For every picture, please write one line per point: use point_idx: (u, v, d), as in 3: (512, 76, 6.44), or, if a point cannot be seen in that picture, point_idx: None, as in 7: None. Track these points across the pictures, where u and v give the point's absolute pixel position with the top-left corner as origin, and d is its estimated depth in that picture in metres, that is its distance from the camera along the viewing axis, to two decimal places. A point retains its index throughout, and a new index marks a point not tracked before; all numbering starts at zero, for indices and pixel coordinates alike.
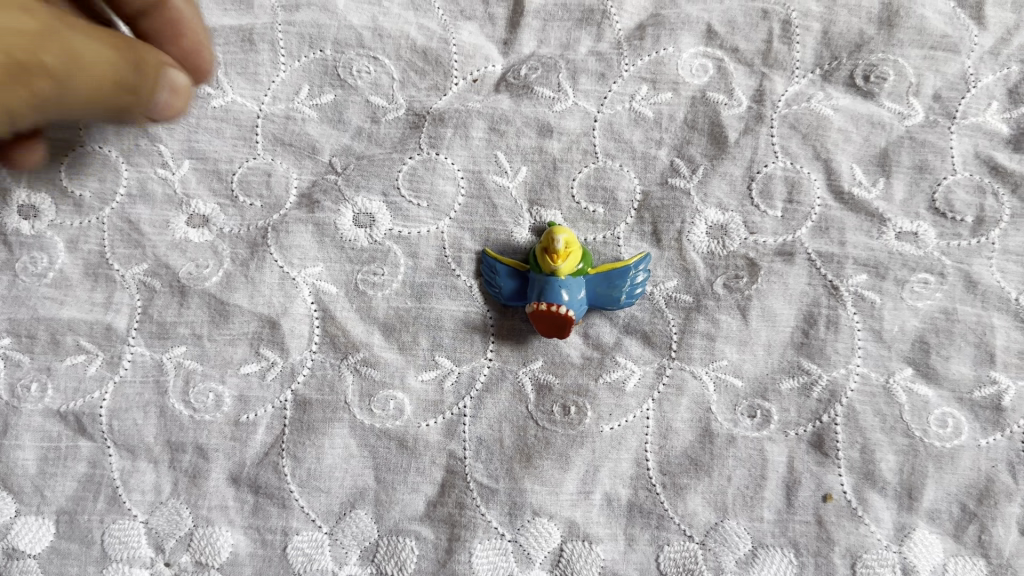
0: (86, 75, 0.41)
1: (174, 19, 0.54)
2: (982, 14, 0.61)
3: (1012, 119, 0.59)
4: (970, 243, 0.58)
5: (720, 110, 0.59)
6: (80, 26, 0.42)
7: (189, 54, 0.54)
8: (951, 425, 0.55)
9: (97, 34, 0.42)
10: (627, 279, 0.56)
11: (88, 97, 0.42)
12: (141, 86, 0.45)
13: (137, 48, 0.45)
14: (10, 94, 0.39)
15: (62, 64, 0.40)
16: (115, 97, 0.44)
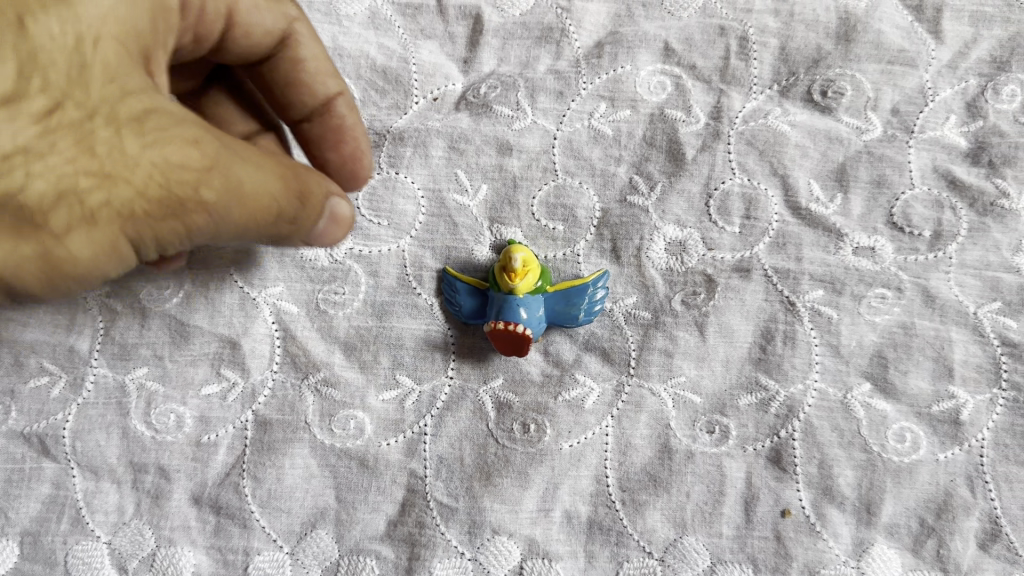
0: (240, 209, 0.42)
1: (336, 126, 0.55)
2: (940, 28, 0.61)
3: (970, 132, 0.59)
4: (928, 257, 0.58)
5: (678, 127, 0.60)
6: (251, 154, 0.43)
7: (349, 160, 0.56)
8: (909, 439, 0.56)
9: (267, 164, 0.43)
10: (585, 297, 0.56)
11: (240, 225, 0.43)
12: (277, 221, 0.44)
13: (310, 183, 0.46)
14: (168, 225, 0.42)
15: (219, 201, 0.41)
16: (264, 228, 0.44)
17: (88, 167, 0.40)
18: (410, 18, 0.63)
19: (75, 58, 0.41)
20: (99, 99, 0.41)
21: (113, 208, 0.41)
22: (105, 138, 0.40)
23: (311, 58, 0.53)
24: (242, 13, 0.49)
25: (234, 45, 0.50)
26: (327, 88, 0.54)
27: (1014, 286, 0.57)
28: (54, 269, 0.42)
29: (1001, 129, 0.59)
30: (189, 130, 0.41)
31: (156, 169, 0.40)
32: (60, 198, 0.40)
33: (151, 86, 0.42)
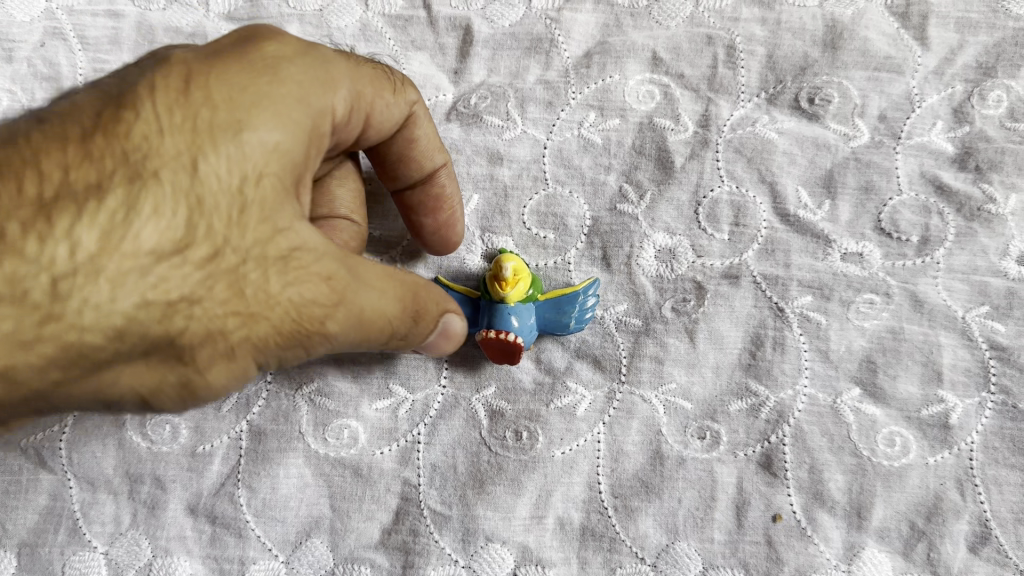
0: (361, 336, 0.46)
1: (435, 194, 0.56)
2: (926, 34, 0.61)
3: (957, 138, 0.60)
4: (915, 263, 0.58)
5: (667, 136, 0.60)
6: (377, 278, 0.46)
7: (444, 227, 0.57)
8: (899, 444, 0.56)
9: (386, 282, 0.46)
10: (576, 305, 0.56)
11: (364, 344, 0.47)
12: (403, 343, 0.48)
13: (428, 293, 0.49)
14: (295, 350, 0.44)
15: (343, 331, 0.45)
16: (386, 346, 0.48)
17: (236, 309, 0.42)
18: (400, 29, 0.63)
19: (239, 199, 0.41)
20: (251, 242, 0.42)
21: (256, 341, 0.43)
22: (246, 276, 0.42)
23: (423, 139, 0.54)
24: (378, 114, 0.50)
25: (367, 138, 0.51)
26: (434, 161, 0.55)
27: (1001, 291, 0.58)
28: (188, 394, 0.43)
29: (987, 134, 0.60)
30: (324, 267, 0.43)
31: (295, 306, 0.43)
32: (206, 339, 0.41)
33: (291, 216, 0.43)
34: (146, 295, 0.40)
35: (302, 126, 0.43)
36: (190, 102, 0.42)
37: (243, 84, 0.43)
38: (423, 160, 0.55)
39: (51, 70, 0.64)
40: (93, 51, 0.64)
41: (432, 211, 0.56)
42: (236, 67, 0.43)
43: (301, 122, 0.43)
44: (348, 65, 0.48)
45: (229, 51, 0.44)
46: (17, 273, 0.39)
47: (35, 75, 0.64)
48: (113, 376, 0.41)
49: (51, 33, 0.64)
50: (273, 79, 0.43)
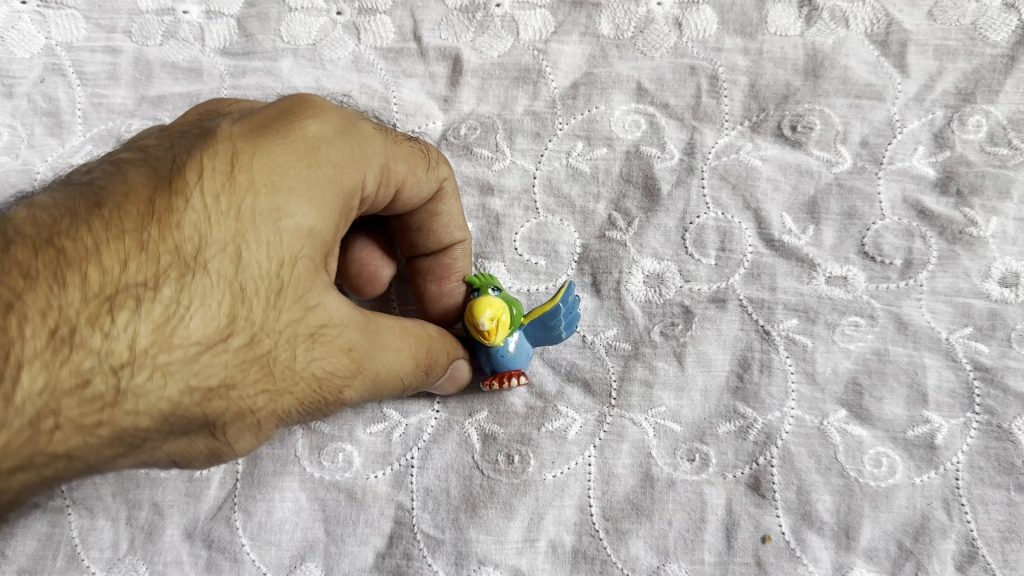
0: (375, 393, 0.50)
1: (445, 263, 0.57)
2: (905, 62, 0.63)
3: (938, 162, 0.61)
4: (899, 285, 0.59)
5: (654, 163, 0.62)
6: (394, 339, 0.50)
7: (437, 297, 0.57)
8: (886, 464, 0.57)
9: (400, 341, 0.50)
10: (559, 316, 0.54)
11: (378, 396, 0.51)
12: (409, 390, 0.53)
13: (438, 346, 0.53)
14: (310, 414, 0.49)
15: (358, 394, 0.49)
16: (395, 394, 0.53)
17: (267, 387, 0.45)
18: (392, 62, 0.65)
19: (277, 285, 0.45)
20: (286, 325, 0.45)
21: (283, 411, 0.47)
22: (280, 356, 0.45)
23: (445, 214, 0.56)
24: (407, 190, 0.52)
25: (393, 209, 0.53)
26: (453, 235, 0.57)
27: (983, 312, 0.59)
28: (217, 456, 0.47)
29: (967, 159, 0.61)
30: (346, 338, 0.47)
31: (319, 379, 0.47)
32: (239, 416, 0.45)
33: (324, 293, 0.46)
34: (194, 381, 0.43)
35: (337, 206, 0.46)
36: (233, 189, 0.44)
37: (283, 166, 0.45)
38: (440, 231, 0.56)
39: (51, 104, 0.65)
40: (93, 86, 0.65)
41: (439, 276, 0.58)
42: (278, 149, 0.46)
43: (336, 202, 0.47)
44: (379, 137, 0.51)
45: (273, 132, 0.47)
46: (80, 367, 0.40)
47: (36, 109, 0.65)
48: (159, 450, 0.44)
49: (50, 69, 0.66)
50: (313, 162, 0.46)
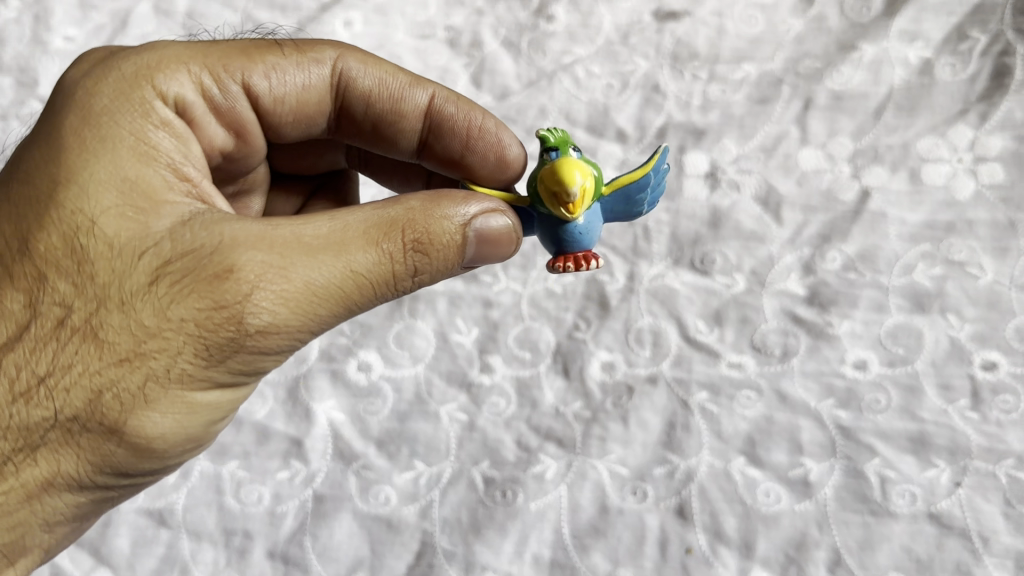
0: (312, 300, 0.55)
1: (445, 122, 0.74)
2: (781, 215, 0.90)
3: (806, 284, 0.87)
4: (779, 369, 0.84)
5: (606, 286, 0.88)
6: (309, 247, 0.55)
7: (471, 141, 0.74)
8: (774, 495, 0.79)
9: (326, 240, 0.55)
10: (642, 191, 0.61)
11: (340, 295, 0.55)
12: (381, 275, 0.56)
13: (396, 222, 0.56)
14: (241, 351, 0.55)
15: (269, 309, 0.54)
16: (367, 286, 0.56)
17: (124, 358, 0.55)
18: None
19: (90, 262, 0.55)
20: (115, 294, 0.55)
21: (167, 370, 0.55)
22: (119, 323, 0.55)
23: (366, 82, 0.72)
24: (255, 80, 0.67)
25: (291, 101, 0.70)
26: (417, 100, 0.74)
27: (843, 387, 0.83)
28: (146, 446, 0.57)
29: (827, 280, 0.87)
30: (218, 266, 0.54)
31: (188, 320, 0.54)
32: (108, 394, 0.55)
33: (147, 231, 0.56)
34: (15, 391, 0.56)
35: (127, 108, 0.60)
36: (25, 212, 0.57)
37: (60, 161, 0.57)
38: (401, 97, 0.73)
39: None
40: None
41: (454, 141, 0.74)
42: (45, 154, 0.58)
43: (125, 147, 0.58)
44: (180, 50, 0.64)
45: (47, 133, 0.59)
46: None
47: None
48: (59, 472, 0.57)
49: None
50: (93, 131, 0.58)
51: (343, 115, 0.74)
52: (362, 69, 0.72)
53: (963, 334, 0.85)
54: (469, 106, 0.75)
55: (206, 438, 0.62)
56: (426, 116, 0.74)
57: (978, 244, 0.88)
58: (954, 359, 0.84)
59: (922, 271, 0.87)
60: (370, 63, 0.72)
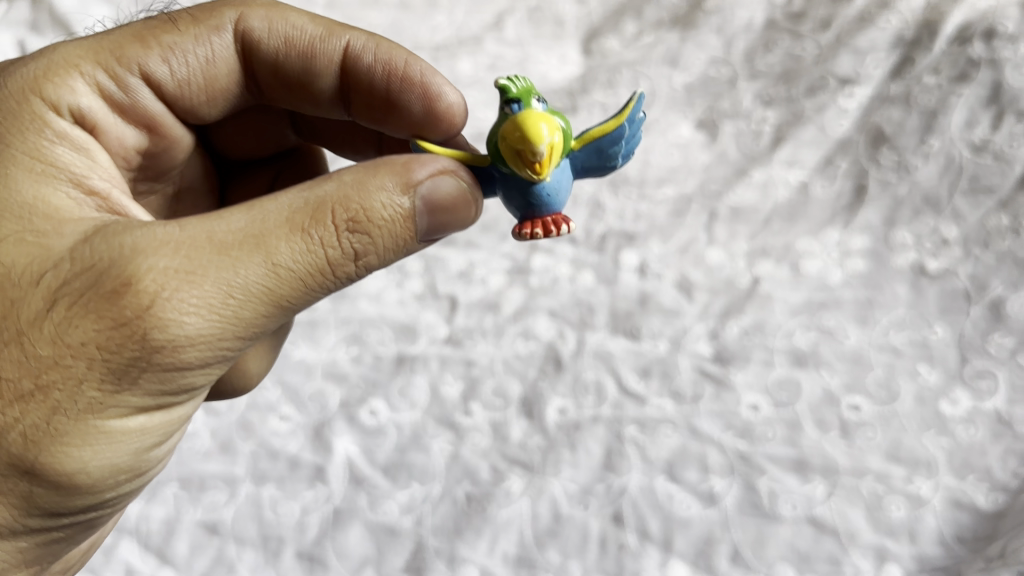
0: (226, 300, 0.62)
1: (363, 69, 0.91)
2: (693, 296, 1.18)
3: (712, 346, 1.14)
4: (691, 409, 1.09)
5: (560, 349, 1.14)
6: (210, 254, 0.62)
7: (396, 86, 0.91)
8: (688, 504, 1.03)
9: (227, 242, 0.62)
10: (614, 139, 0.73)
11: (261, 292, 0.63)
12: (303, 264, 0.63)
13: (323, 205, 0.64)
14: (164, 362, 0.63)
15: (178, 313, 0.61)
16: (288, 278, 0.63)
17: (38, 389, 0.63)
18: (419, 300, 1.20)
19: (2, 298, 0.64)
20: (22, 326, 0.63)
21: (78, 400, 0.63)
22: (26, 354, 0.63)
23: (272, 43, 0.88)
24: (150, 66, 0.83)
25: (196, 83, 0.88)
26: (333, 50, 0.91)
27: (741, 422, 1.08)
28: (78, 470, 0.66)
29: (727, 344, 1.14)
30: (119, 281, 0.61)
31: (90, 342, 0.61)
32: (25, 429, 0.63)
33: (50, 255, 0.64)
34: None
35: (25, 126, 0.72)
36: None
37: None
38: (312, 42, 0.90)
39: None
40: None
41: (368, 81, 0.91)
42: None
43: (26, 178, 0.68)
44: (75, 50, 0.79)
45: None
46: None
47: None
48: (3, 511, 0.67)
49: None
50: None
51: (257, 71, 0.91)
52: (261, 22, 0.88)
53: (834, 383, 1.10)
54: (376, 44, 0.92)
55: (137, 463, 0.71)
56: (340, 57, 0.91)
57: (843, 317, 1.15)
58: (826, 403, 1.09)
59: (801, 335, 1.14)
60: (270, 24, 0.88)
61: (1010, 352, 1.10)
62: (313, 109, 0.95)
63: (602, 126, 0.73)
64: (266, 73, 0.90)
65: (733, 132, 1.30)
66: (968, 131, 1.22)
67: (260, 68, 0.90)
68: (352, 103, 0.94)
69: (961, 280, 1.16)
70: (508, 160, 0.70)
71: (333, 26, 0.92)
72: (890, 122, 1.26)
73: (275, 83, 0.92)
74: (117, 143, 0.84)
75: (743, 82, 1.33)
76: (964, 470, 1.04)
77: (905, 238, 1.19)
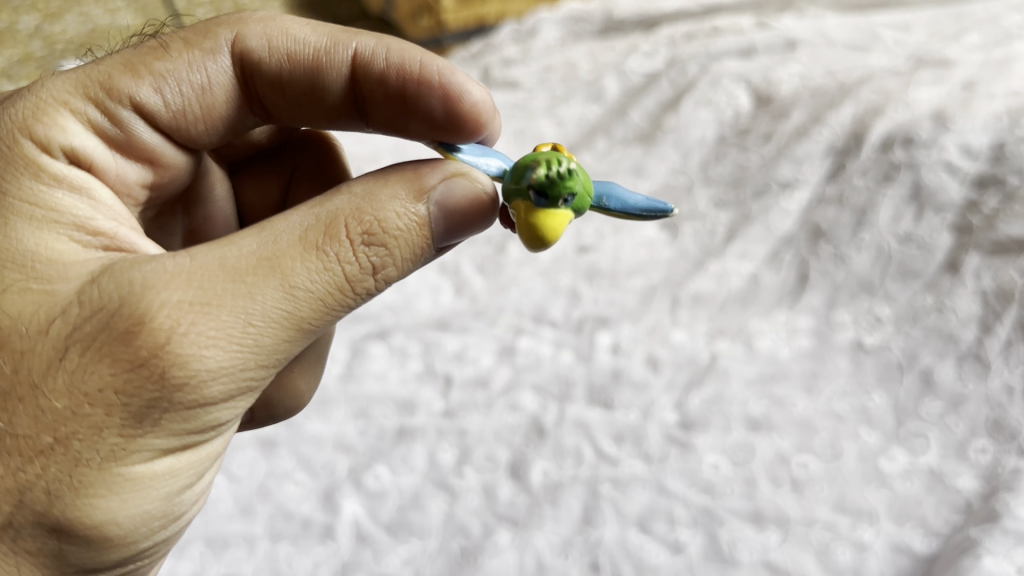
0: (246, 327, 0.69)
1: (373, 71, 0.97)
2: (658, 371, 1.34)
3: (676, 415, 1.29)
4: (659, 469, 1.23)
5: (542, 419, 1.30)
6: (223, 285, 0.69)
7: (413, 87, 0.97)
8: (657, 553, 1.14)
9: (239, 271, 0.69)
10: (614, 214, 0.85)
11: (279, 314, 0.70)
12: (319, 283, 0.71)
13: (336, 223, 0.72)
14: (188, 395, 0.69)
15: (196, 344, 0.68)
16: (305, 298, 0.71)
17: (60, 440, 0.68)
18: (419, 379, 1.37)
19: (16, 356, 0.69)
20: (37, 380, 0.68)
21: (99, 446, 0.68)
22: (42, 407, 0.68)
23: (271, 62, 0.94)
24: (141, 100, 0.87)
25: (195, 111, 0.93)
26: (340, 57, 0.97)
27: (703, 480, 1.22)
28: (110, 516, 0.71)
29: (690, 411, 1.29)
30: (133, 322, 0.67)
31: (110, 386, 0.67)
32: (52, 482, 0.68)
33: (61, 304, 0.69)
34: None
35: (15, 172, 0.76)
36: None
37: None
38: (323, 53, 0.97)
39: None
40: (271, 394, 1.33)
41: (382, 85, 0.97)
42: None
43: (30, 229, 0.73)
44: (62, 87, 0.83)
45: None
46: None
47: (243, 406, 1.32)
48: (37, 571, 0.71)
49: None
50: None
51: (258, 90, 0.96)
52: (258, 39, 0.94)
53: (786, 445, 1.24)
54: (384, 45, 0.97)
55: (167, 509, 0.77)
56: (351, 63, 0.97)
57: (792, 387, 1.30)
58: (778, 462, 1.23)
59: (754, 403, 1.29)
60: (264, 43, 0.94)
61: (939, 414, 1.23)
62: (326, 118, 1.02)
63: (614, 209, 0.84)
64: (272, 89, 0.96)
65: (692, 232, 1.53)
66: (895, 224, 1.41)
67: (262, 86, 0.95)
68: (366, 109, 1.01)
69: (894, 353, 1.31)
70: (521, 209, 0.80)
71: (337, 34, 0.97)
72: (826, 220, 1.46)
73: (281, 100, 0.98)
74: (117, 178, 0.88)
75: (699, 188, 1.58)
76: (902, 517, 1.15)
77: (844, 318, 1.36)
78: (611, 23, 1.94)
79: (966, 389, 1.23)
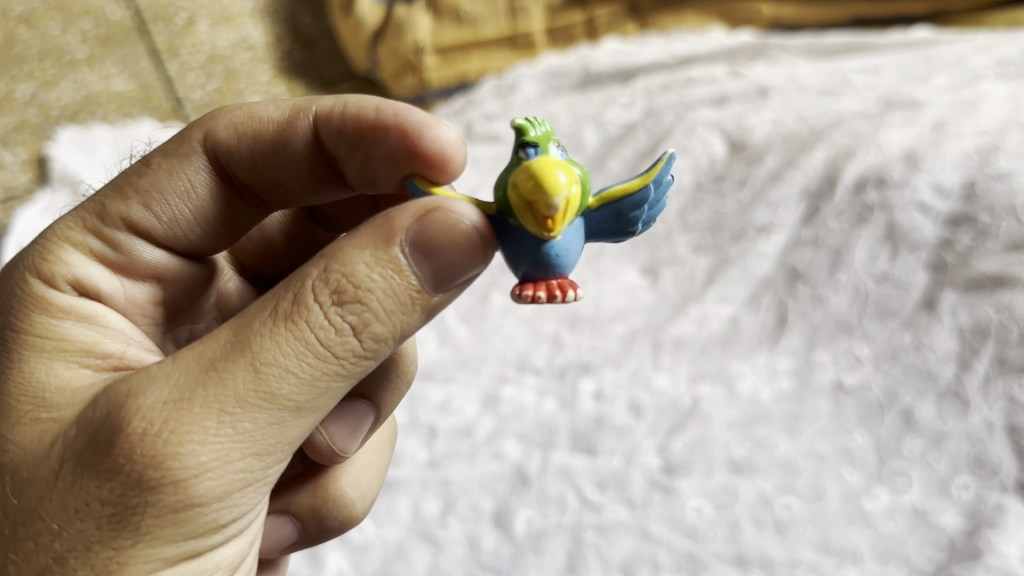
0: (222, 417, 0.66)
1: (335, 124, 0.91)
2: (641, 416, 1.35)
3: (659, 458, 1.30)
4: (642, 513, 1.24)
5: (526, 467, 1.31)
6: (196, 377, 0.67)
7: (380, 141, 0.89)
8: None
9: (211, 360, 0.67)
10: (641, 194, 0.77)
11: (255, 396, 0.66)
12: (292, 356, 0.67)
13: (304, 291, 0.68)
14: (174, 496, 0.66)
15: (173, 441, 0.65)
16: (280, 375, 0.67)
17: (59, 561, 0.67)
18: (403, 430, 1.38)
19: (18, 482, 0.70)
20: (36, 504, 0.68)
21: (92, 564, 0.67)
22: (41, 532, 0.68)
23: (232, 139, 0.91)
24: (133, 215, 0.88)
25: (184, 206, 0.91)
26: (304, 117, 0.92)
27: (687, 524, 1.22)
28: None
29: (672, 455, 1.30)
30: (112, 430, 0.66)
31: (97, 498, 0.66)
32: None
33: (62, 426, 0.71)
34: None
35: (25, 307, 0.80)
36: None
37: None
38: (279, 124, 0.92)
39: None
40: None
41: (342, 138, 0.91)
42: None
43: (42, 362, 0.76)
44: (64, 223, 0.87)
45: None
46: None
47: None
48: None
49: None
50: (8, 367, 0.76)
51: (234, 172, 0.92)
52: (226, 129, 0.92)
53: (768, 487, 1.24)
54: (343, 100, 0.92)
55: None
56: (312, 127, 0.92)
57: (773, 429, 1.31)
58: (761, 504, 1.23)
59: (736, 445, 1.30)
60: (225, 125, 0.92)
61: (920, 452, 1.23)
62: (306, 180, 0.95)
63: (627, 188, 0.77)
64: (250, 173, 0.93)
65: (672, 277, 1.56)
66: (871, 264, 1.43)
67: (237, 167, 0.92)
68: (338, 166, 0.94)
69: (874, 393, 1.31)
70: (519, 215, 0.73)
71: (299, 102, 0.94)
72: (803, 262, 1.48)
73: (256, 177, 0.93)
74: (127, 301, 0.89)
75: (678, 235, 1.62)
76: (886, 557, 1.15)
77: (824, 359, 1.37)
78: (588, 77, 2.00)
79: (947, 427, 1.23)
